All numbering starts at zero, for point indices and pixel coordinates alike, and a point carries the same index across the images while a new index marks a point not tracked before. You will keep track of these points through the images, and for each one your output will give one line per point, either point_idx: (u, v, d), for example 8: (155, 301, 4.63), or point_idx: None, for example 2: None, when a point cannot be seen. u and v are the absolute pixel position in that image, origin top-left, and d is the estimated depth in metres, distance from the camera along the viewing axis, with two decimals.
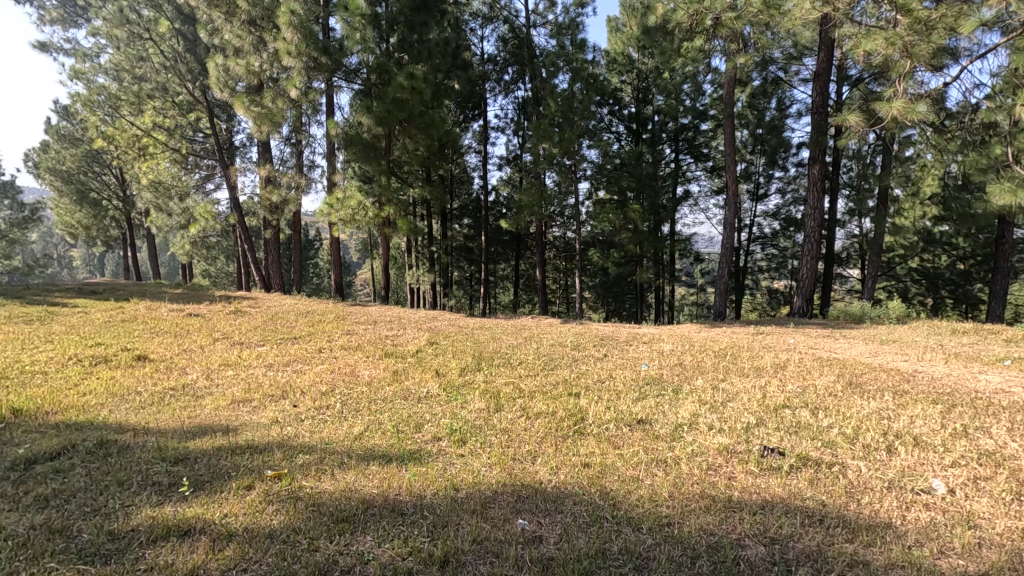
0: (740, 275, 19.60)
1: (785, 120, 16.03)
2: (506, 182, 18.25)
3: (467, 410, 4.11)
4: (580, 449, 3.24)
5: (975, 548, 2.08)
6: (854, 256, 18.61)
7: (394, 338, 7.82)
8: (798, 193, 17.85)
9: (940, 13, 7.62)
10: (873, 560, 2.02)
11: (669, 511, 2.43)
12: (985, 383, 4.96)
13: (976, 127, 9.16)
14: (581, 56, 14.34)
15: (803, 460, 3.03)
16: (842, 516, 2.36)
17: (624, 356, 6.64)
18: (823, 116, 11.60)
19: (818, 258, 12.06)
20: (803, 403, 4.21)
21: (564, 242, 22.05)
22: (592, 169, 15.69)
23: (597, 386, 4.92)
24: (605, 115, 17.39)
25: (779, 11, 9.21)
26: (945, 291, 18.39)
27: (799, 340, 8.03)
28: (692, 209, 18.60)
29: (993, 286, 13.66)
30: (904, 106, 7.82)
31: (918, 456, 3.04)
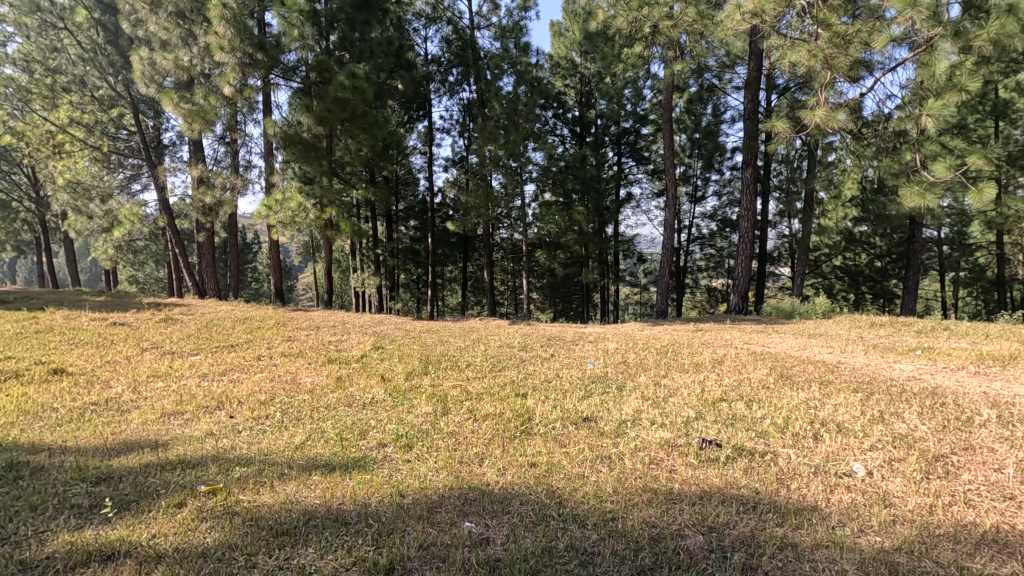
0: (680, 274, 20.33)
1: (720, 126, 16.79)
2: (452, 184, 18.18)
3: (414, 414, 4.07)
4: (528, 449, 3.26)
5: (890, 525, 2.25)
6: (784, 255, 19.70)
7: (338, 343, 7.62)
8: (733, 195, 18.72)
9: (855, 28, 8.22)
10: (801, 542, 2.13)
11: (613, 507, 2.49)
12: (899, 371, 5.38)
13: (889, 135, 9.89)
14: (524, 59, 14.56)
15: (738, 451, 3.18)
16: (774, 502, 2.48)
17: (571, 355, 6.76)
18: (754, 122, 12.20)
19: (752, 258, 12.68)
20: (739, 396, 4.42)
21: (511, 243, 22.20)
22: (538, 172, 15.86)
23: (544, 386, 4.98)
24: (550, 118, 17.62)
25: (712, 21, 9.62)
26: (865, 287, 19.75)
27: (735, 335, 8.43)
28: (635, 210, 19.16)
29: (907, 282, 14.74)
30: (825, 115, 8.37)
31: (841, 442, 3.25)
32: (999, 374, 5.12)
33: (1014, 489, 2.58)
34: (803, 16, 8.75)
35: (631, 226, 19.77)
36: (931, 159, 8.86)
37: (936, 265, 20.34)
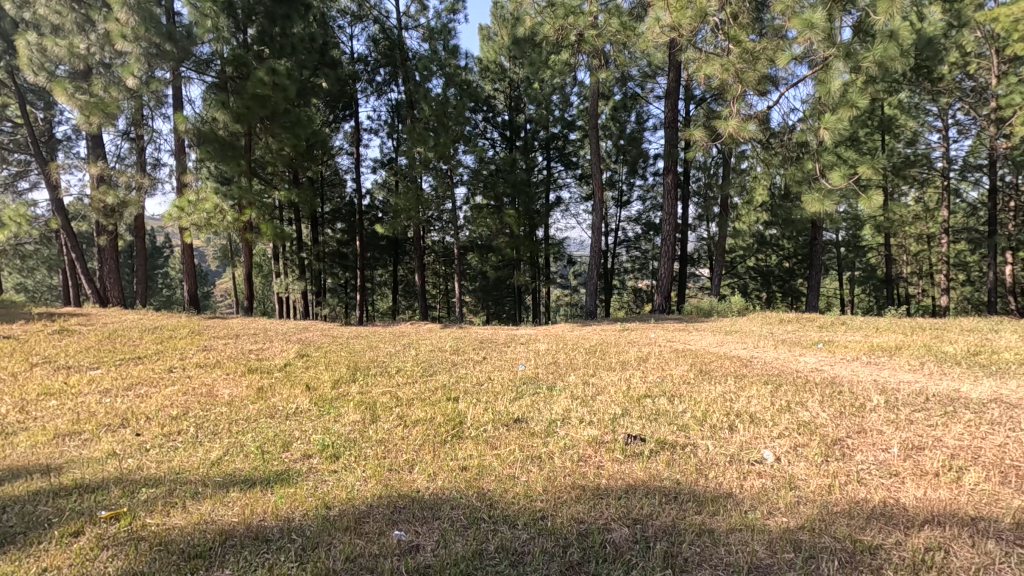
0: (608, 276, 21.00)
1: (643, 133, 17.53)
2: (381, 186, 17.83)
3: (342, 423, 3.94)
4: (459, 454, 3.24)
5: (795, 506, 2.43)
6: (703, 257, 20.83)
7: (260, 351, 7.23)
8: (656, 200, 19.58)
9: (762, 45, 8.86)
10: (717, 527, 2.26)
11: (543, 505, 2.53)
12: (804, 364, 5.82)
13: (793, 145, 10.70)
14: (454, 61, 14.64)
15: (661, 444, 3.32)
16: (693, 491, 2.62)
17: (502, 357, 6.78)
18: (674, 130, 12.82)
19: (674, 259, 13.29)
20: (661, 392, 4.61)
21: (443, 246, 22.03)
22: (469, 175, 15.84)
23: (476, 389, 4.97)
24: (480, 121, 17.67)
25: (634, 33, 10.00)
26: (775, 286, 21.21)
27: (658, 334, 8.81)
28: (564, 214, 19.61)
29: (812, 280, 15.97)
30: (737, 125, 8.99)
31: (753, 431, 3.48)
32: (888, 363, 5.68)
33: (897, 465, 2.87)
34: (716, 32, 9.24)
35: (561, 230, 20.23)
36: (829, 168, 9.67)
37: (836, 266, 22.20)
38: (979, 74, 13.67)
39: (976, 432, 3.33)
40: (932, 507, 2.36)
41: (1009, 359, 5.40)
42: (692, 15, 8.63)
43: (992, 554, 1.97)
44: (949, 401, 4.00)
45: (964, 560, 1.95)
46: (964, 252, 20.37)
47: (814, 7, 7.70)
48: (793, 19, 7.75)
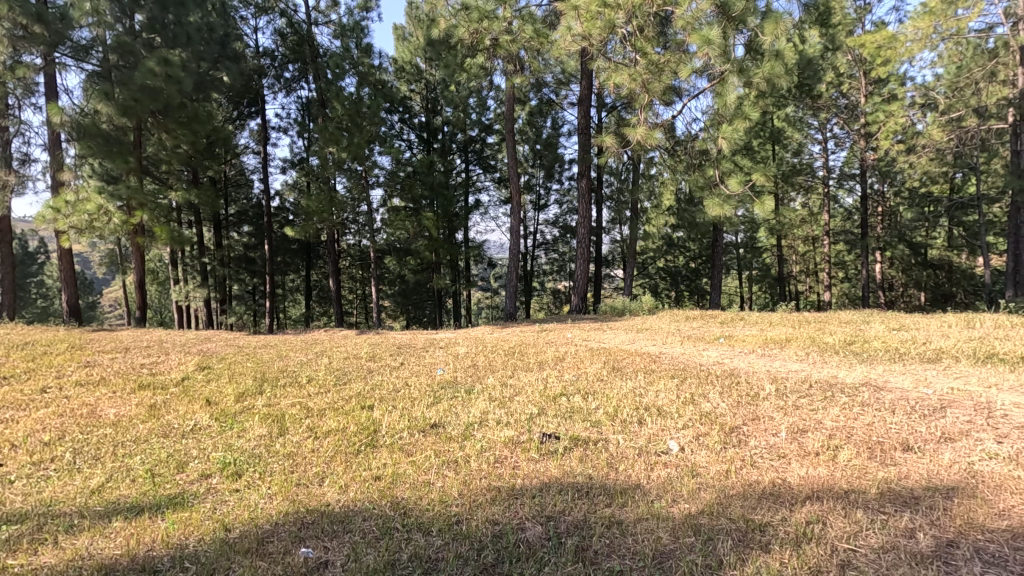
0: (528, 278, 21.34)
1: (559, 138, 18.03)
2: (291, 187, 17.05)
3: (245, 439, 3.69)
4: (373, 463, 3.14)
5: (696, 492, 2.58)
6: (617, 259, 21.72)
7: (153, 366, 6.62)
8: (572, 204, 20.21)
9: (666, 57, 9.28)
10: (626, 518, 2.35)
11: (458, 509, 2.51)
12: (708, 358, 6.19)
13: (695, 152, 11.38)
14: (367, 60, 14.28)
15: (575, 441, 3.41)
16: (603, 485, 2.70)
17: (420, 362, 6.67)
18: (587, 136, 13.27)
19: (589, 260, 13.72)
20: (576, 390, 4.74)
21: (359, 249, 21.38)
22: (385, 176, 15.49)
23: (393, 395, 4.86)
24: (396, 122, 17.34)
25: (548, 40, 10.27)
26: (683, 285, 22.53)
27: (575, 334, 9.06)
28: (483, 217, 19.71)
29: (715, 279, 17.08)
30: (645, 133, 9.50)
31: (661, 423, 3.66)
32: (779, 354, 6.19)
33: (784, 448, 3.14)
34: (625, 42, 9.56)
35: (480, 232, 20.31)
36: (728, 175, 10.39)
37: (736, 266, 23.89)
38: (851, 93, 15.30)
39: (850, 413, 3.71)
40: (812, 484, 2.61)
41: (877, 347, 6.06)
42: (601, 26, 8.95)
43: (860, 522, 2.19)
44: (829, 387, 4.43)
45: (837, 529, 2.16)
46: (842, 252, 22.65)
47: (711, 25, 8.23)
48: (692, 34, 8.26)
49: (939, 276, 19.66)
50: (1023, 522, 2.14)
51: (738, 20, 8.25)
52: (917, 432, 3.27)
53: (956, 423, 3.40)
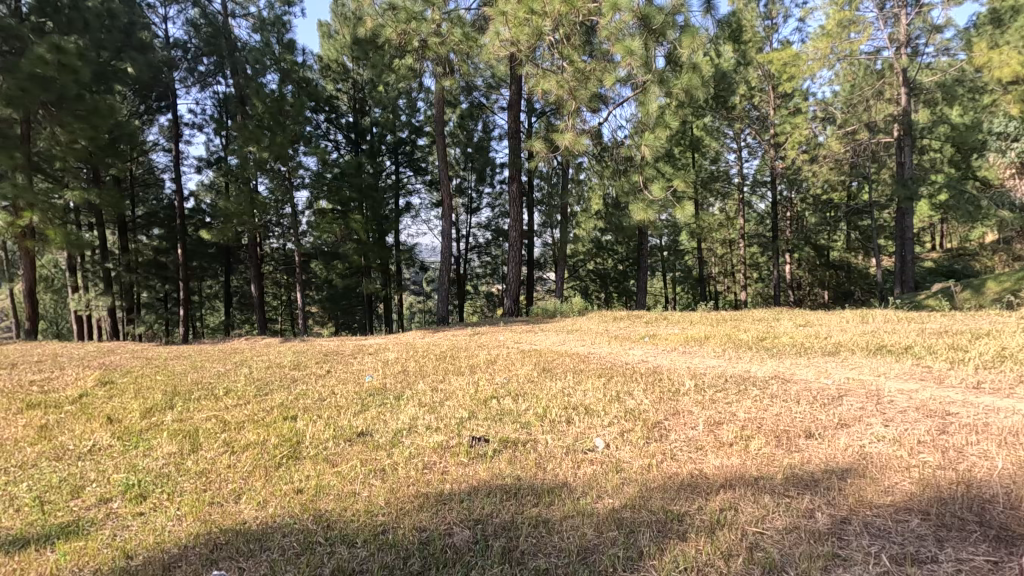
0: (460, 282, 21.28)
1: (490, 142, 18.12)
2: (207, 187, 16.08)
3: (152, 458, 3.42)
4: (294, 476, 3.00)
5: (619, 487, 2.66)
6: (549, 262, 22.08)
7: (45, 383, 6.00)
8: (504, 207, 20.38)
9: (592, 66, 9.57)
10: (553, 517, 2.38)
11: (384, 518, 2.46)
12: (634, 356, 6.41)
13: (621, 158, 11.79)
14: (289, 57, 13.72)
15: (504, 443, 3.43)
16: (532, 485, 2.74)
17: (348, 369, 6.47)
18: (517, 140, 13.41)
19: (521, 263, 13.84)
20: (507, 393, 4.77)
21: (283, 253, 20.48)
22: (310, 177, 14.91)
23: (318, 404, 4.68)
24: (321, 122, 16.76)
25: (477, 44, 10.28)
26: (612, 287, 23.24)
27: (507, 336, 9.13)
28: (414, 220, 19.46)
29: (641, 280, 17.72)
30: (572, 138, 9.74)
31: (587, 422, 3.76)
32: (698, 351, 6.52)
33: (701, 440, 3.30)
34: (553, 50, 9.73)
35: (412, 235, 20.02)
36: (651, 181, 10.84)
37: (661, 268, 24.93)
38: (761, 106, 16.22)
39: (761, 404, 3.97)
40: (725, 472, 2.76)
41: (785, 342, 6.51)
42: (528, 33, 9.06)
43: (767, 506, 2.35)
44: (741, 380, 4.72)
45: (748, 514, 2.29)
46: (756, 254, 24.22)
47: (634, 36, 8.55)
48: (616, 45, 8.55)
49: (839, 276, 21.57)
50: (903, 496, 2.38)
51: (657, 33, 8.57)
52: (818, 419, 3.55)
53: (851, 410, 3.72)
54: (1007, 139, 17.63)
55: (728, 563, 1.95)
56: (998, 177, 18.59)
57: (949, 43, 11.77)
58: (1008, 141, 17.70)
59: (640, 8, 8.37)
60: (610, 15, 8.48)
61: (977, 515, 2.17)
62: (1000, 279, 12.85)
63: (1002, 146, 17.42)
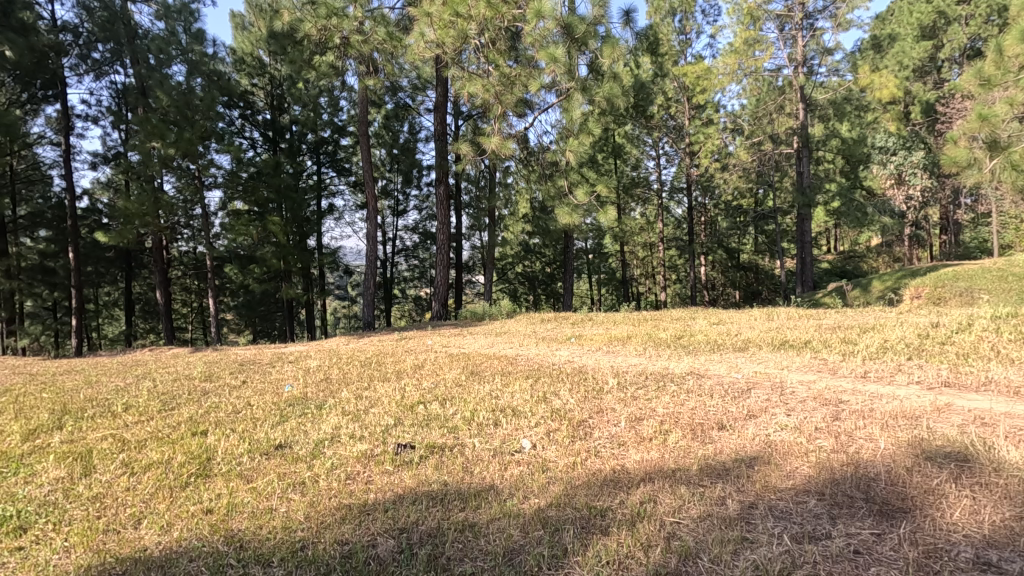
0: (387, 286, 20.83)
1: (417, 144, 17.89)
2: (104, 185, 14.76)
3: (35, 485, 3.07)
4: (203, 495, 2.80)
5: (545, 487, 2.70)
6: (478, 265, 22.09)
7: None
8: (431, 210, 20.20)
9: (517, 71, 9.67)
10: (479, 521, 2.37)
11: (303, 534, 2.35)
12: (559, 357, 6.53)
13: (546, 163, 12.00)
14: (198, 48, 12.87)
15: (430, 449, 3.38)
16: (458, 490, 2.71)
17: (266, 379, 6.13)
18: (444, 142, 13.32)
19: (449, 267, 13.73)
20: (434, 397, 4.71)
21: (194, 257, 19.16)
22: (224, 176, 14.03)
23: (232, 417, 4.40)
24: (235, 118, 15.84)
25: (401, 44, 10.12)
26: (540, 290, 23.62)
27: (435, 340, 9.02)
28: (338, 222, 18.85)
29: (568, 283, 18.12)
30: (499, 142, 9.81)
31: (514, 424, 3.78)
32: (621, 350, 6.75)
33: (624, 437, 3.41)
34: (478, 54, 9.79)
35: (335, 238, 19.35)
36: (576, 185, 11.10)
37: (586, 270, 25.69)
38: (677, 115, 17.13)
39: (678, 399, 4.17)
40: (646, 467, 2.87)
41: (699, 340, 6.89)
42: (454, 35, 9.05)
43: (683, 496, 2.46)
44: (660, 377, 4.94)
45: (665, 506, 2.39)
46: (674, 257, 25.48)
47: (557, 43, 8.73)
48: (540, 52, 8.70)
49: (749, 277, 23.16)
50: (802, 480, 2.58)
51: (580, 42, 8.81)
52: (729, 411, 3.78)
53: (758, 402, 3.99)
54: (888, 153, 19.29)
55: (647, 553, 2.02)
56: (880, 187, 20.26)
57: (839, 65, 12.94)
58: (888, 155, 19.32)
59: (563, 17, 8.53)
60: (534, 21, 8.59)
61: (863, 492, 2.39)
62: (884, 278, 14.32)
63: (883, 159, 19.40)
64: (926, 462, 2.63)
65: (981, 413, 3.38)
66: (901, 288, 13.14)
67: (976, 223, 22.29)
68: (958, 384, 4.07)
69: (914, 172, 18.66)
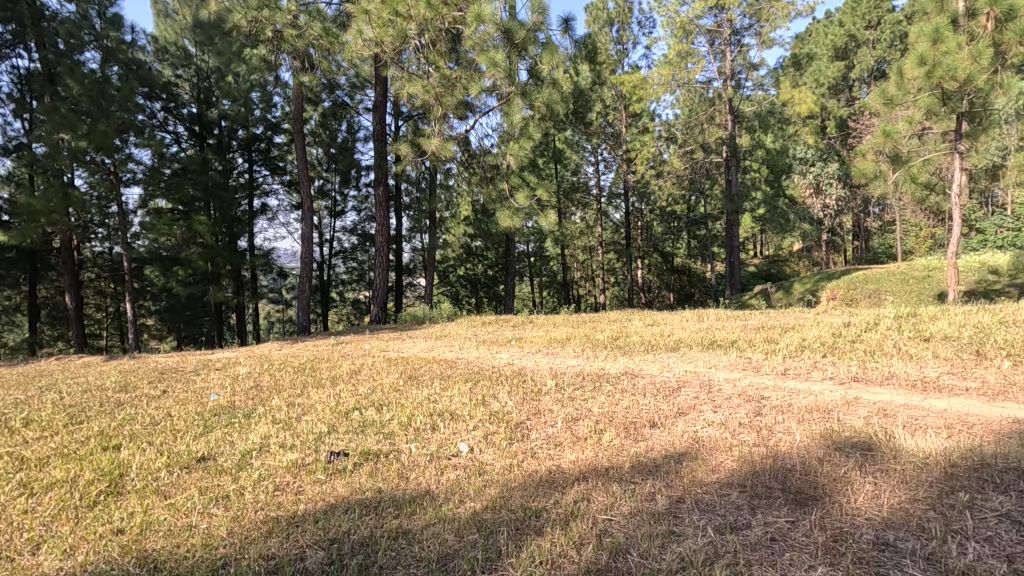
0: (324, 289, 20.16)
1: (355, 143, 17.46)
2: (4, 178, 13.46)
3: None
4: (114, 514, 2.60)
5: (481, 489, 2.70)
6: (418, 267, 21.79)
7: None
8: (370, 211, 19.80)
9: (458, 73, 9.61)
10: (413, 527, 2.34)
11: (225, 550, 2.23)
12: (500, 360, 6.54)
13: (487, 166, 12.01)
14: (115, 34, 12.01)
15: (365, 456, 3.30)
16: (393, 496, 2.66)
17: (190, 388, 5.76)
18: (383, 142, 13.06)
19: (389, 269, 13.43)
20: (370, 403, 4.61)
21: (110, 258, 17.82)
22: (144, 172, 13.11)
23: (150, 430, 4.12)
24: (157, 111, 14.86)
25: (338, 41, 9.84)
26: (482, 292, 23.56)
27: (373, 345, 8.82)
28: (271, 223, 18.07)
29: (509, 286, 18.16)
30: (440, 143, 9.73)
31: (452, 428, 3.75)
32: (560, 352, 6.86)
33: (560, 437, 3.46)
34: (419, 55, 9.72)
35: (268, 239, 18.55)
36: (516, 188, 11.17)
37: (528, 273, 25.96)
38: (615, 123, 17.60)
39: (613, 399, 4.29)
40: (581, 466, 2.93)
41: (634, 341, 7.11)
42: (393, 34, 8.89)
43: (616, 494, 2.52)
44: (597, 377, 5.06)
45: (598, 503, 2.44)
46: (612, 260, 26.21)
47: (497, 48, 8.76)
48: (481, 55, 8.69)
49: (682, 280, 24.18)
50: (726, 473, 2.71)
51: (520, 48, 8.90)
52: (661, 409, 3.93)
53: (688, 399, 4.16)
54: (807, 164, 20.94)
55: (580, 551, 2.06)
56: (801, 196, 21.57)
57: (763, 80, 13.75)
58: (807, 166, 20.64)
59: (504, 22, 8.60)
60: (475, 25, 8.55)
61: (780, 482, 2.54)
62: (803, 281, 15.39)
63: (803, 170, 20.70)
64: (836, 452, 2.84)
65: (884, 405, 3.67)
66: (819, 291, 14.16)
67: (883, 231, 24.29)
68: (866, 378, 4.42)
69: (830, 181, 20.07)
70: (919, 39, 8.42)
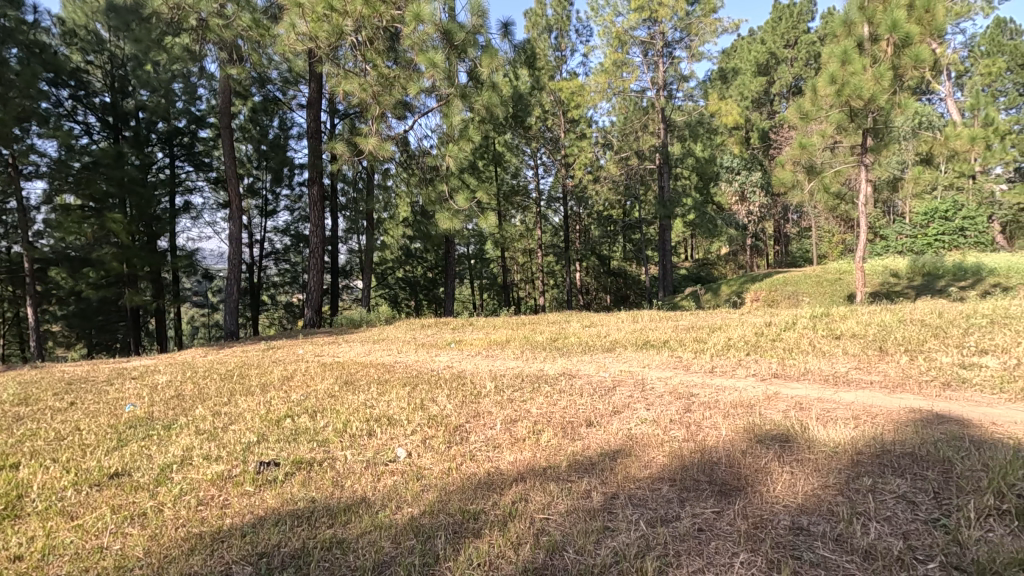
0: (253, 292, 19.22)
1: (287, 140, 16.80)
2: None
3: None
4: (10, 540, 2.36)
5: (419, 494, 2.67)
6: (355, 269, 21.21)
7: None
8: (303, 211, 19.09)
9: (396, 72, 9.44)
10: (348, 536, 2.27)
11: (141, 571, 2.09)
12: (439, 363, 6.47)
13: (427, 167, 11.90)
14: (15, 14, 10.99)
15: (297, 465, 3.18)
16: (326, 506, 2.58)
17: (101, 399, 5.33)
18: (318, 140, 12.64)
19: (324, 271, 13.00)
20: (303, 410, 4.44)
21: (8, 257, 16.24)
22: (49, 165, 12.04)
23: (54, 445, 3.78)
24: (64, 99, 13.70)
25: (269, 34, 9.49)
26: (421, 295, 23.23)
27: (307, 350, 8.50)
28: (195, 222, 17.05)
29: (449, 288, 18.03)
30: (377, 142, 9.53)
31: (389, 433, 3.68)
32: (499, 354, 6.89)
33: (499, 439, 3.47)
34: (355, 52, 9.39)
35: (191, 239, 17.47)
36: (456, 189, 11.11)
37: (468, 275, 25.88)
38: (553, 128, 17.94)
39: (551, 399, 4.35)
40: (518, 466, 2.96)
41: (572, 342, 7.24)
42: (327, 30, 8.66)
43: (552, 493, 2.56)
44: (536, 379, 5.12)
45: (536, 503, 2.47)
46: (551, 263, 26.60)
47: (436, 48, 8.70)
48: (419, 55, 8.60)
49: (619, 282, 24.89)
50: (658, 468, 2.81)
51: (459, 50, 8.90)
52: (597, 408, 4.02)
53: (623, 398, 4.29)
54: (733, 173, 22.09)
55: (517, 551, 2.08)
56: (728, 203, 22.74)
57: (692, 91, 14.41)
58: (733, 174, 21.78)
59: (442, 23, 8.56)
60: (413, 24, 8.44)
61: (708, 475, 2.67)
62: (730, 283, 16.22)
63: (729, 178, 21.77)
64: (758, 444, 3.01)
65: (801, 399, 3.93)
66: (744, 292, 14.98)
67: (801, 237, 26.01)
68: (785, 374, 4.72)
69: (754, 189, 21.30)
70: (830, 59, 9.11)
